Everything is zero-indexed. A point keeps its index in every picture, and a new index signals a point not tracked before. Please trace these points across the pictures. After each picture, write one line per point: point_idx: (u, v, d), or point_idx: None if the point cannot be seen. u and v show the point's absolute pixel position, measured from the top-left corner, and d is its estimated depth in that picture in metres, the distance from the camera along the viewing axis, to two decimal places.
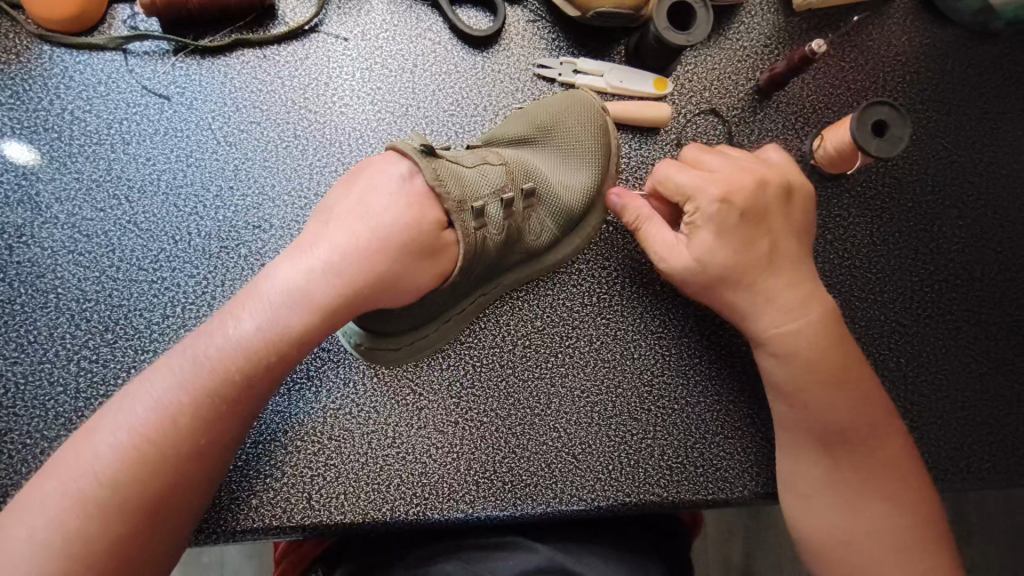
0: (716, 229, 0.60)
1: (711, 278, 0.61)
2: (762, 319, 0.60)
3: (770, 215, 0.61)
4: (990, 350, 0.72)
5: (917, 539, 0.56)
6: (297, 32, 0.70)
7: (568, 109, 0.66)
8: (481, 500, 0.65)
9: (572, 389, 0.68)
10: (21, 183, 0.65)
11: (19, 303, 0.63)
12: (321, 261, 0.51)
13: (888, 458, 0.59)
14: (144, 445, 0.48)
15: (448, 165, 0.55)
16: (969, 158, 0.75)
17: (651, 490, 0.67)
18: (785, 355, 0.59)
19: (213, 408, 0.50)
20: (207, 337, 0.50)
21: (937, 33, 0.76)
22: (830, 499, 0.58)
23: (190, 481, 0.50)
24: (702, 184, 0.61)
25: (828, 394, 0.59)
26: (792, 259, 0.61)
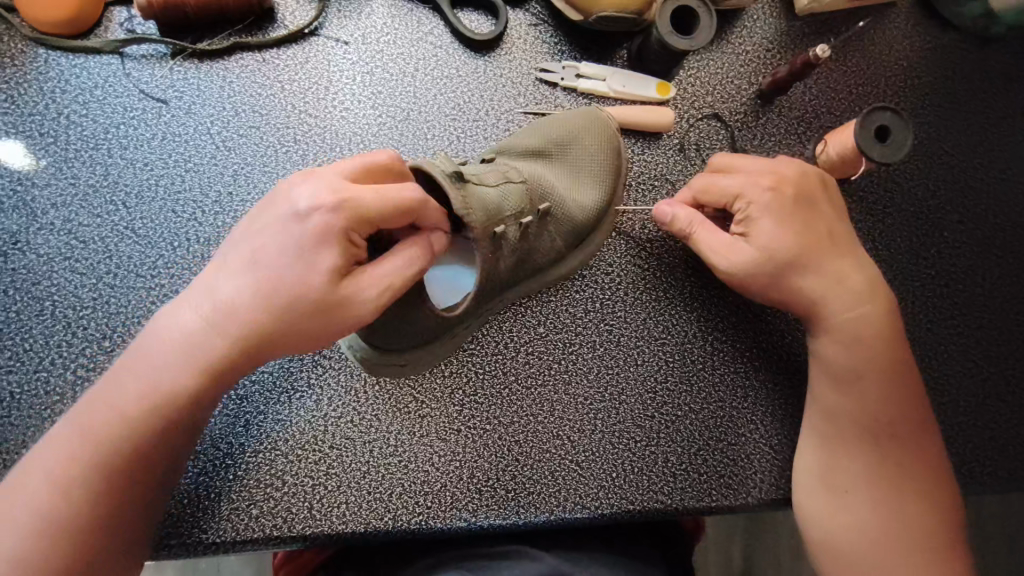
0: (773, 216, 0.61)
1: (774, 268, 0.61)
2: (822, 306, 0.61)
3: (821, 209, 0.63)
4: (993, 355, 0.72)
5: (940, 537, 0.57)
6: (296, 35, 0.69)
7: (585, 127, 0.66)
8: (484, 509, 0.64)
9: (576, 396, 0.68)
10: (17, 188, 0.64)
11: (14, 311, 0.61)
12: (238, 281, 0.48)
13: (922, 456, 0.60)
14: (75, 481, 0.47)
15: (475, 190, 0.54)
16: (970, 162, 0.74)
17: (655, 498, 0.66)
18: (847, 340, 0.60)
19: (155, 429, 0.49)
20: (131, 368, 0.49)
21: (939, 37, 0.76)
22: (859, 495, 0.58)
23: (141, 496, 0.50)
24: (749, 180, 0.63)
25: (885, 381, 0.60)
26: (845, 247, 0.63)
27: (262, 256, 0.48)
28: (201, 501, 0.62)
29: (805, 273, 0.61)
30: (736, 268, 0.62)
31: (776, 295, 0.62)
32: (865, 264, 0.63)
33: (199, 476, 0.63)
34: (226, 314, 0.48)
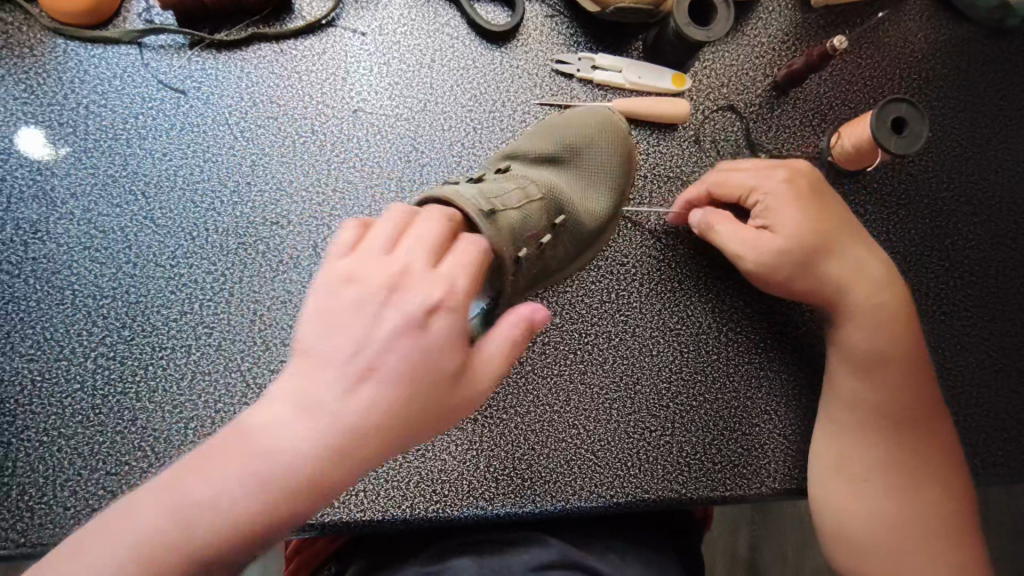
0: (793, 205, 0.62)
1: (798, 258, 0.61)
2: (844, 292, 0.61)
3: (830, 199, 0.64)
4: (1006, 346, 0.72)
5: (952, 528, 0.58)
6: (314, 26, 0.70)
7: (597, 131, 0.66)
8: (501, 497, 0.65)
9: (591, 386, 0.68)
10: (36, 178, 0.64)
11: (34, 299, 0.62)
12: (286, 417, 0.38)
13: (934, 442, 0.60)
14: None
15: (502, 215, 0.51)
16: (984, 154, 0.75)
17: (670, 487, 0.67)
18: (867, 326, 0.61)
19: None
20: (64, 564, 0.35)
21: (954, 29, 0.76)
22: (878, 485, 0.59)
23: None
24: (759, 175, 0.64)
25: (902, 367, 0.61)
26: (857, 235, 0.63)
27: (407, 345, 0.39)
28: None
29: (828, 260, 0.61)
30: (760, 260, 0.61)
31: (799, 285, 0.61)
32: (873, 251, 0.64)
33: None
34: (310, 453, 0.37)
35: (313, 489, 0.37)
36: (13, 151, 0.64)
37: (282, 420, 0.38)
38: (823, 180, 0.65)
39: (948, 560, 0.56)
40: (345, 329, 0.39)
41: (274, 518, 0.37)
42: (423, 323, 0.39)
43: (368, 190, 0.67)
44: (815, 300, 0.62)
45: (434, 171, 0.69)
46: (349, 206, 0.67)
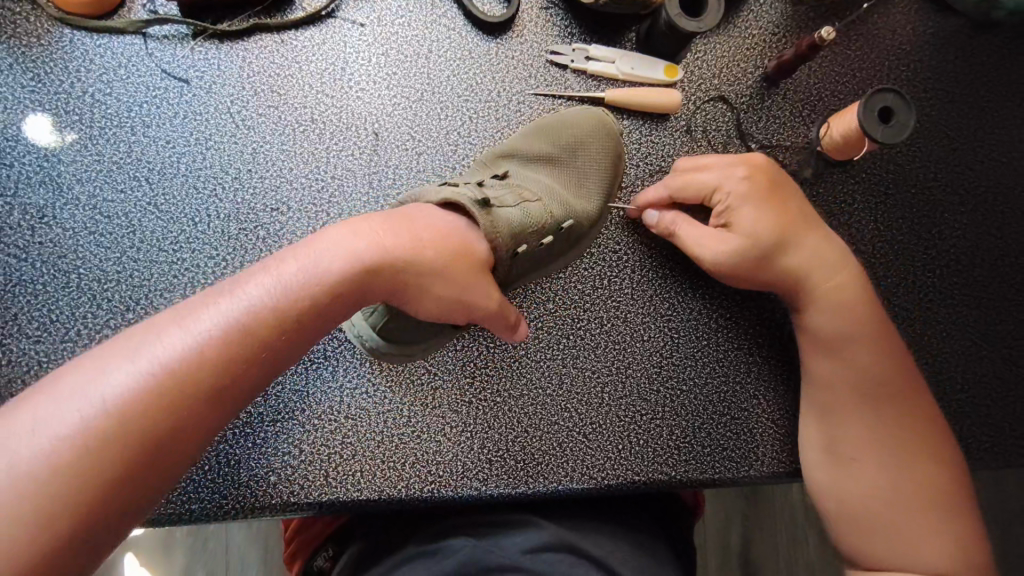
0: (749, 204, 0.64)
1: (762, 251, 0.64)
2: (809, 280, 0.64)
3: (789, 191, 0.66)
4: (991, 333, 0.73)
5: (947, 495, 0.60)
6: (314, 18, 0.71)
7: (593, 138, 0.67)
8: (495, 478, 0.66)
9: (583, 371, 0.70)
10: (43, 165, 0.66)
11: (41, 282, 0.64)
12: (275, 278, 0.48)
13: (914, 414, 0.62)
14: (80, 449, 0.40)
15: (501, 212, 0.55)
16: (971, 145, 0.76)
17: (660, 469, 0.68)
18: (834, 310, 0.64)
19: (170, 406, 0.43)
20: (88, 374, 0.42)
21: (942, 23, 0.77)
22: (868, 463, 0.61)
23: (158, 485, 0.43)
24: (723, 173, 0.66)
25: (872, 345, 0.63)
26: (816, 223, 0.66)
27: (382, 239, 0.51)
28: (220, 468, 0.64)
29: (791, 252, 0.64)
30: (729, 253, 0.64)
31: (768, 277, 0.64)
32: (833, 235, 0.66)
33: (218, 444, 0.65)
34: (285, 298, 0.48)
35: (274, 332, 0.47)
36: (21, 138, 0.66)
37: (267, 279, 0.48)
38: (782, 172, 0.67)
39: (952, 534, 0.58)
40: (340, 233, 0.51)
41: (239, 355, 0.46)
42: (403, 229, 0.52)
43: (366, 177, 0.69)
44: (790, 289, 0.65)
45: (431, 160, 0.70)
46: (348, 193, 0.68)
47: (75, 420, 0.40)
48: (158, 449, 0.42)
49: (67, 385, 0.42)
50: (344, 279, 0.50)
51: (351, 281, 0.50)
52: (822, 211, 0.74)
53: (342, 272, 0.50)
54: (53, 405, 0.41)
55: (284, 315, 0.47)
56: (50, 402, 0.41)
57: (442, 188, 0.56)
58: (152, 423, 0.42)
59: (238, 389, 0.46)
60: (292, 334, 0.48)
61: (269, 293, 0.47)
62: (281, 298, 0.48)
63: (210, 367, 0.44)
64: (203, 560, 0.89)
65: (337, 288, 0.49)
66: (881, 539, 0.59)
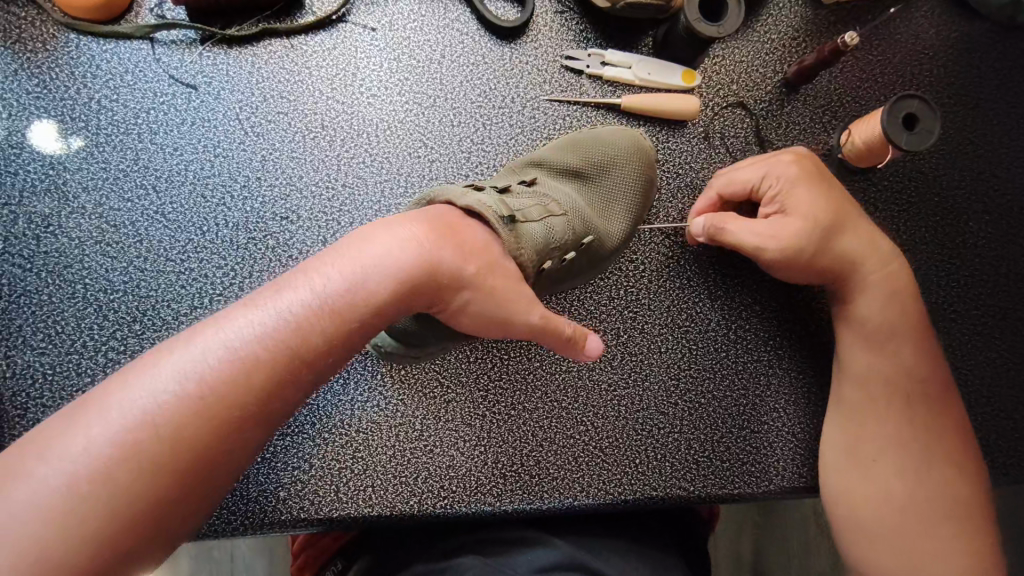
0: (804, 193, 0.61)
1: (816, 237, 0.61)
2: (857, 271, 0.62)
3: (839, 186, 0.64)
4: (1017, 344, 0.72)
5: (965, 505, 0.58)
6: (324, 22, 0.70)
7: (624, 155, 0.65)
8: (509, 493, 0.65)
9: (599, 383, 0.68)
10: (48, 173, 0.64)
11: (46, 292, 0.62)
12: (315, 288, 0.46)
13: (942, 419, 0.61)
14: (105, 474, 0.38)
15: (526, 229, 0.52)
16: (996, 152, 0.74)
17: (678, 485, 0.66)
18: (880, 302, 0.62)
19: (208, 425, 0.41)
20: (126, 387, 0.41)
21: (965, 26, 0.76)
22: (891, 463, 0.59)
23: (196, 503, 0.41)
24: (770, 163, 0.64)
25: (912, 343, 0.62)
26: (863, 215, 0.64)
27: (426, 249, 0.47)
28: None
29: (842, 239, 0.62)
30: (779, 240, 0.61)
31: (817, 263, 0.62)
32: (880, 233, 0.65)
33: None
34: (324, 309, 0.45)
35: (315, 347, 0.44)
36: (26, 145, 0.65)
37: (307, 288, 0.46)
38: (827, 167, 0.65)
39: (962, 545, 0.57)
40: (382, 239, 0.48)
41: (277, 371, 0.43)
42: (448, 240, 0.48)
43: (377, 185, 0.67)
44: (828, 278, 0.63)
45: (443, 167, 0.69)
46: (359, 201, 0.67)
47: (113, 439, 0.39)
48: (195, 468, 0.41)
49: (108, 398, 0.40)
50: (386, 292, 0.47)
51: (393, 295, 0.47)
52: None
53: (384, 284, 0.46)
54: (94, 419, 0.40)
55: (324, 328, 0.45)
56: (91, 417, 0.40)
57: (462, 193, 0.51)
58: (189, 441, 0.40)
59: (277, 404, 0.44)
60: (334, 347, 0.46)
61: (308, 304, 0.45)
62: (321, 310, 0.45)
63: (248, 383, 0.42)
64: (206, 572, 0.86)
65: (378, 301, 0.46)
66: (896, 543, 0.57)
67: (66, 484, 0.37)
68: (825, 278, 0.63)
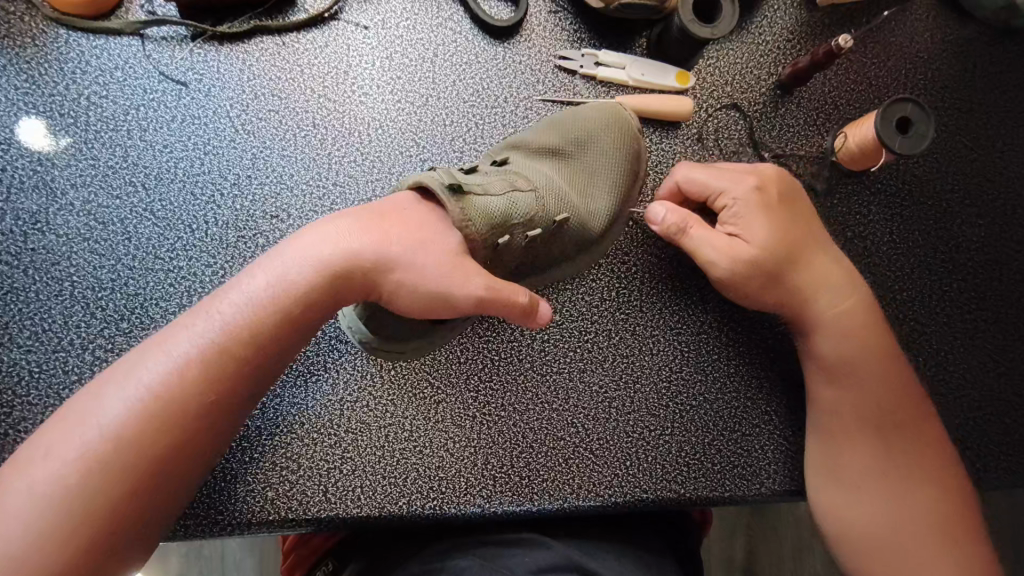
0: (760, 215, 0.62)
1: (770, 271, 0.61)
2: (817, 299, 0.62)
3: (798, 206, 0.64)
4: (1008, 349, 0.72)
5: (954, 522, 0.59)
6: (316, 20, 0.69)
7: (601, 131, 0.64)
8: (499, 495, 0.64)
9: (590, 384, 0.68)
10: (36, 169, 0.64)
11: (33, 290, 0.62)
12: (248, 295, 0.49)
13: (919, 438, 0.61)
14: (71, 481, 0.43)
15: (478, 200, 0.52)
16: (989, 156, 0.74)
17: (668, 487, 0.66)
18: (838, 330, 0.62)
19: (161, 430, 0.45)
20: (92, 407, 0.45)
21: (960, 29, 0.75)
22: (873, 487, 0.60)
23: (163, 498, 0.47)
24: (733, 182, 0.64)
25: (871, 375, 0.61)
26: (822, 240, 0.64)
27: (343, 246, 0.50)
28: (216, 483, 0.62)
29: (796, 268, 0.62)
30: (734, 268, 0.61)
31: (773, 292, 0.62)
32: (837, 255, 0.65)
33: None
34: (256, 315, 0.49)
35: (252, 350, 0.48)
36: (14, 141, 0.64)
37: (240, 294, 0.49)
38: (787, 180, 0.65)
39: (958, 559, 0.58)
40: (306, 242, 0.50)
41: (223, 374, 0.47)
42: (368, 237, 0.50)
43: (368, 184, 0.67)
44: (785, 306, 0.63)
45: (435, 166, 0.68)
46: (349, 200, 0.66)
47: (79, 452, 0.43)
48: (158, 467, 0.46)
49: (71, 417, 0.45)
50: (308, 282, 0.49)
51: (319, 292, 0.49)
52: (837, 222, 0.72)
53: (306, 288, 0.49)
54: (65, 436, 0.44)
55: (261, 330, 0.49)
56: (57, 435, 0.44)
57: (423, 173, 0.53)
58: (146, 447, 0.45)
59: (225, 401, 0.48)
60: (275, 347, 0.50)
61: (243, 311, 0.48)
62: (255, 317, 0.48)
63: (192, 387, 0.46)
64: (197, 566, 0.87)
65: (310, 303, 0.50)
66: (887, 564, 0.58)
67: (39, 498, 0.42)
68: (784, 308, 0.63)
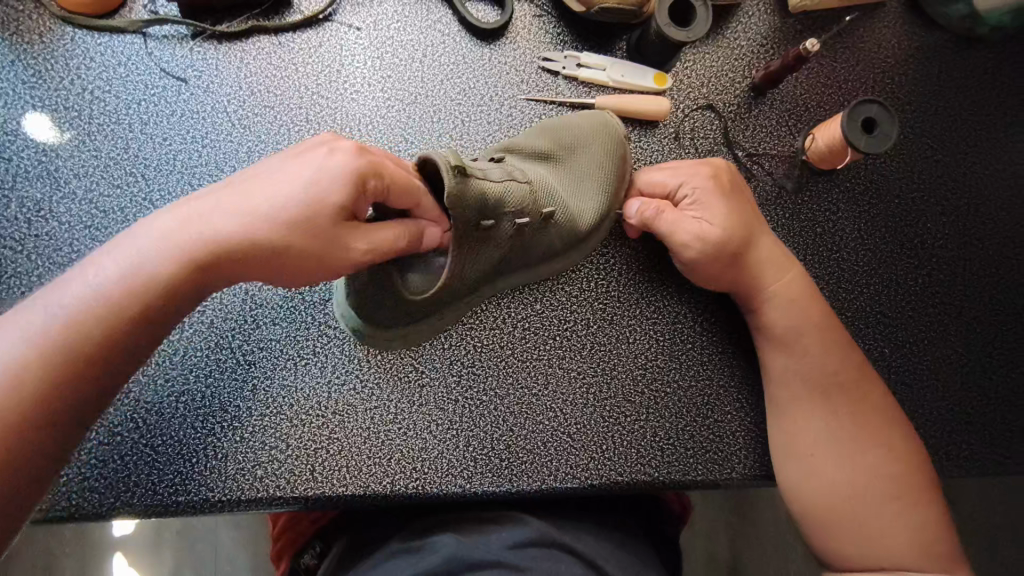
0: (714, 198, 0.66)
1: (731, 250, 0.65)
2: (767, 277, 0.67)
3: (744, 192, 0.69)
4: (972, 342, 0.75)
5: (908, 483, 0.61)
6: (311, 21, 0.73)
7: (592, 133, 0.68)
8: (479, 476, 0.67)
9: (569, 371, 0.71)
10: (41, 159, 0.67)
11: (35, 274, 0.65)
12: (257, 200, 0.48)
13: (868, 405, 0.64)
14: (46, 353, 0.43)
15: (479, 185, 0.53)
16: (954, 157, 0.78)
17: (643, 470, 0.69)
18: (784, 304, 0.66)
19: (139, 308, 0.46)
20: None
21: (927, 37, 0.79)
22: (830, 454, 0.62)
23: (71, 395, 0.44)
24: (690, 172, 0.68)
25: (818, 339, 0.65)
26: (766, 225, 0.69)
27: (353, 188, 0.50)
28: (209, 461, 0.65)
29: (749, 249, 0.66)
30: (700, 247, 0.65)
31: (730, 271, 0.66)
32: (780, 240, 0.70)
33: (206, 437, 0.66)
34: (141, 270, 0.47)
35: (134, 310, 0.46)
36: (20, 133, 0.67)
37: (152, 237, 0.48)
38: (733, 171, 0.70)
39: (914, 518, 0.60)
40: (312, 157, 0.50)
41: (168, 286, 0.47)
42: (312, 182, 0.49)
43: None
44: (741, 288, 0.67)
45: None
46: None
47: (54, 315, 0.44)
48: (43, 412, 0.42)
49: (105, 255, 0.47)
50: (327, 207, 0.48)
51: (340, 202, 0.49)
52: (807, 219, 0.75)
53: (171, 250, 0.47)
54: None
55: (217, 248, 0.47)
56: (77, 286, 0.46)
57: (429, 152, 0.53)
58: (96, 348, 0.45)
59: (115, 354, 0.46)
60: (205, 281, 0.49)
61: (106, 281, 0.46)
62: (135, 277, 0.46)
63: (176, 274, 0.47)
64: (188, 559, 0.89)
65: (229, 246, 0.48)
66: (858, 530, 0.60)
67: (43, 330, 0.44)
68: (738, 287, 0.67)
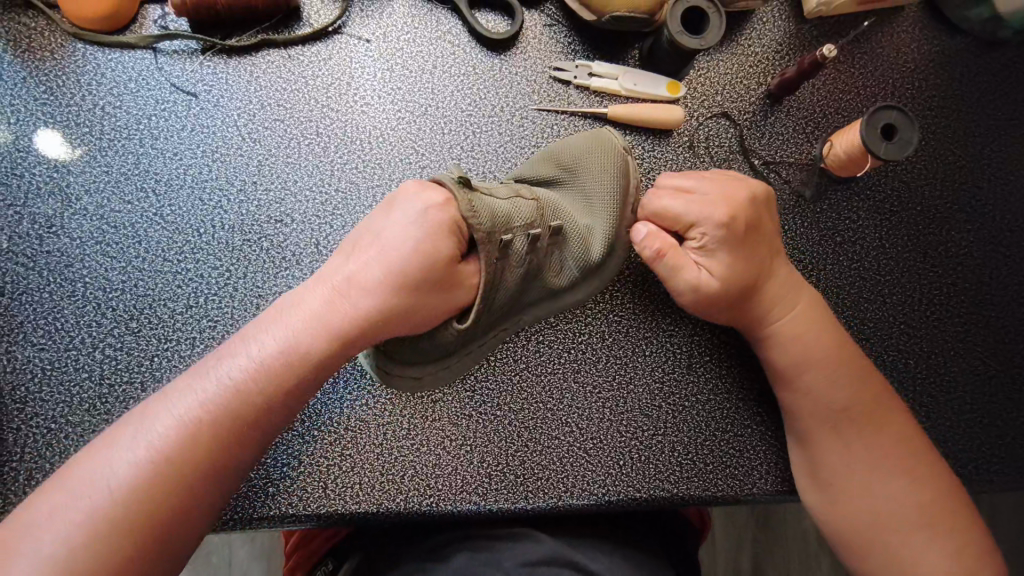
0: (723, 245, 0.62)
1: (734, 295, 0.62)
2: (772, 314, 0.64)
3: (759, 222, 0.64)
4: (999, 352, 0.73)
5: (937, 509, 0.59)
6: (321, 33, 0.72)
7: (589, 150, 0.66)
8: (494, 493, 0.66)
9: (584, 385, 0.69)
10: (53, 175, 0.67)
11: (47, 291, 0.64)
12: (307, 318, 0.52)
13: (888, 434, 0.61)
14: (187, 439, 0.48)
15: (485, 199, 0.55)
16: (977, 163, 0.76)
17: (661, 486, 0.67)
18: (791, 341, 0.63)
19: (257, 397, 0.50)
20: (99, 453, 0.48)
21: (947, 40, 0.77)
22: (852, 488, 0.60)
23: (199, 475, 0.49)
24: (702, 209, 0.63)
25: (827, 376, 0.62)
26: (775, 251, 0.65)
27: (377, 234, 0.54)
28: None
29: (756, 285, 0.63)
30: (698, 296, 0.63)
31: (738, 309, 0.63)
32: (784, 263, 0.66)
33: None
34: (294, 351, 0.51)
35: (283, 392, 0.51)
36: (32, 150, 0.67)
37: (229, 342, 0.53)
38: (751, 199, 0.64)
39: (949, 544, 0.58)
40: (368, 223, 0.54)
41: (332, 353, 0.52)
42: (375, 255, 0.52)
43: (370, 190, 0.69)
44: (744, 326, 0.65)
45: (433, 173, 0.71)
46: (350, 206, 0.69)
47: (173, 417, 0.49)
48: (192, 485, 0.48)
49: (201, 374, 0.51)
50: (397, 267, 0.51)
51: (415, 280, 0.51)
52: (827, 227, 0.74)
53: (319, 323, 0.52)
54: (89, 473, 0.47)
55: (339, 334, 0.51)
56: (209, 374, 0.51)
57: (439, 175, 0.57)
58: (243, 415, 0.50)
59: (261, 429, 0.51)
60: (348, 351, 0.53)
61: (238, 370, 0.50)
62: (283, 362, 0.51)
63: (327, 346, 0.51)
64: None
65: (302, 352, 0.51)
66: (891, 562, 0.58)
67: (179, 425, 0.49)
68: (747, 326, 0.65)
